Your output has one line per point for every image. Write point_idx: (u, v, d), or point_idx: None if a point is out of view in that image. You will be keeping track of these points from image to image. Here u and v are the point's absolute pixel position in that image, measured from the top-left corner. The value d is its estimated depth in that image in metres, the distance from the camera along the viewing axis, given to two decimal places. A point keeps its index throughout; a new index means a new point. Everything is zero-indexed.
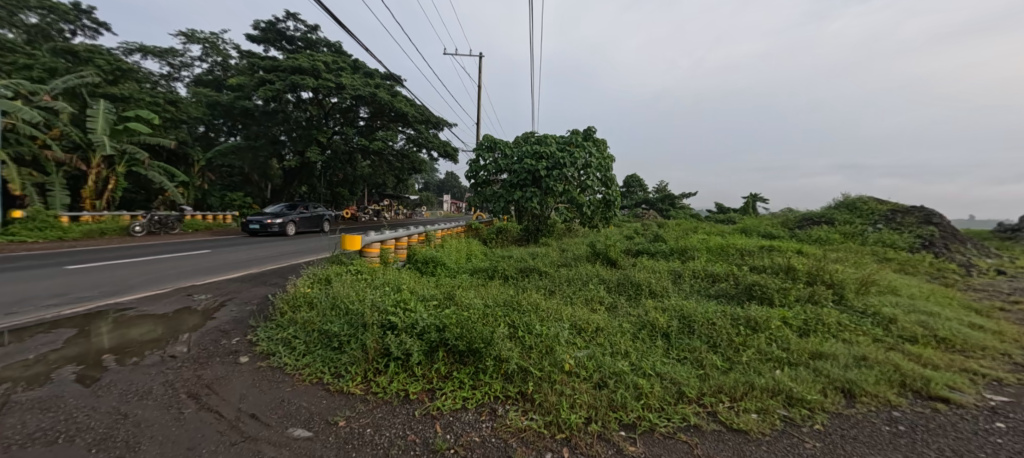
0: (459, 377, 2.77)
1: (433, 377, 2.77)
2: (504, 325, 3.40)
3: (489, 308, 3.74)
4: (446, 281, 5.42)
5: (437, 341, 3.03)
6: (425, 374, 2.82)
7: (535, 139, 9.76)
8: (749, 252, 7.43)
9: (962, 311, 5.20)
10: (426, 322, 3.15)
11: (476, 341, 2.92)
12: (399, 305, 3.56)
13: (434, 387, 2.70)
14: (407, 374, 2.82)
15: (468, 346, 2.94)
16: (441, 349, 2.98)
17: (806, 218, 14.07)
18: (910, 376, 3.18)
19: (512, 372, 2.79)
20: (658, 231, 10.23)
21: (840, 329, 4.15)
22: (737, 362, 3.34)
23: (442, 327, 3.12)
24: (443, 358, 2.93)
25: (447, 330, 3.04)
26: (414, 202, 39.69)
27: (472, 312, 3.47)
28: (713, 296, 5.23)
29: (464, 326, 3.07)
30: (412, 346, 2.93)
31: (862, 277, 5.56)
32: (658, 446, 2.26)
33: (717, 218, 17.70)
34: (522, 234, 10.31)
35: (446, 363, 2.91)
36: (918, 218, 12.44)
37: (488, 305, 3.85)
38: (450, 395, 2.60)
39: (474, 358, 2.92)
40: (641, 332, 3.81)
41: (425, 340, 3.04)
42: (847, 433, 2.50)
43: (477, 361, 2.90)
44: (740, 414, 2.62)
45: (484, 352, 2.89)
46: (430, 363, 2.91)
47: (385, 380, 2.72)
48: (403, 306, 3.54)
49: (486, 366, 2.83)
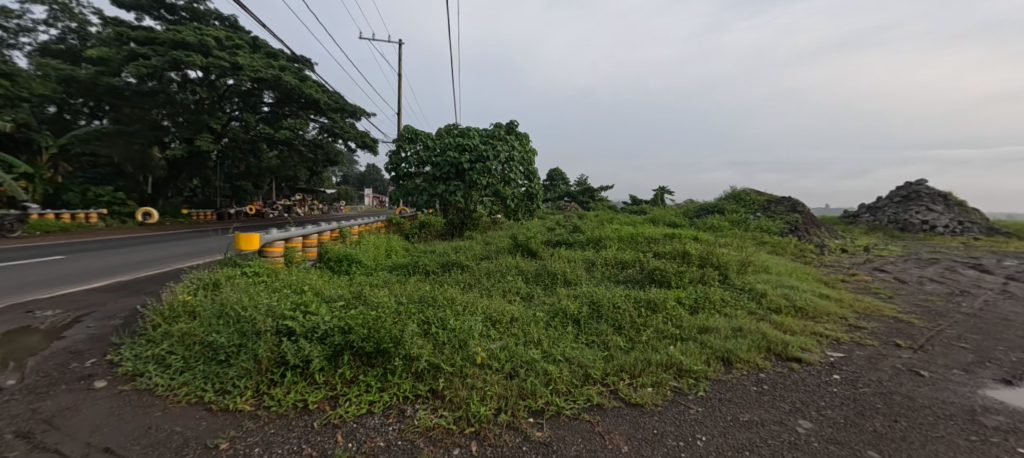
0: (365, 380, 2.64)
1: (338, 383, 2.62)
2: (417, 322, 3.34)
3: (402, 306, 3.63)
4: (360, 279, 5.14)
5: (342, 345, 2.85)
6: (327, 380, 2.65)
7: (458, 132, 9.64)
8: (655, 241, 8.09)
9: (816, 284, 6.21)
10: (329, 325, 2.95)
11: (384, 342, 2.82)
12: (298, 309, 3.29)
13: (338, 393, 2.54)
14: (307, 383, 2.62)
15: (377, 346, 2.83)
16: (346, 353, 2.81)
17: (702, 208, 15.68)
18: (775, 342, 3.71)
19: (423, 370, 2.74)
20: (577, 223, 10.70)
21: (723, 304, 4.72)
22: (638, 341, 3.62)
23: (347, 329, 2.94)
24: (349, 362, 2.78)
25: (353, 332, 2.88)
26: (330, 196, 37.19)
27: (383, 310, 3.34)
28: (621, 281, 5.62)
29: (372, 326, 2.93)
30: (312, 351, 2.73)
31: (743, 259, 6.36)
32: (564, 428, 2.36)
33: (631, 209, 18.94)
34: (445, 228, 10.11)
35: (351, 367, 2.76)
36: (786, 206, 14.54)
37: (401, 303, 3.72)
38: (355, 401, 2.48)
39: (382, 360, 2.81)
40: (554, 320, 3.96)
41: (328, 345, 2.86)
42: (724, 396, 2.85)
43: (386, 362, 2.80)
44: (638, 389, 2.85)
45: (393, 351, 2.80)
46: (334, 369, 2.75)
47: (281, 392, 2.50)
48: (303, 309, 3.28)
49: (395, 366, 2.74)
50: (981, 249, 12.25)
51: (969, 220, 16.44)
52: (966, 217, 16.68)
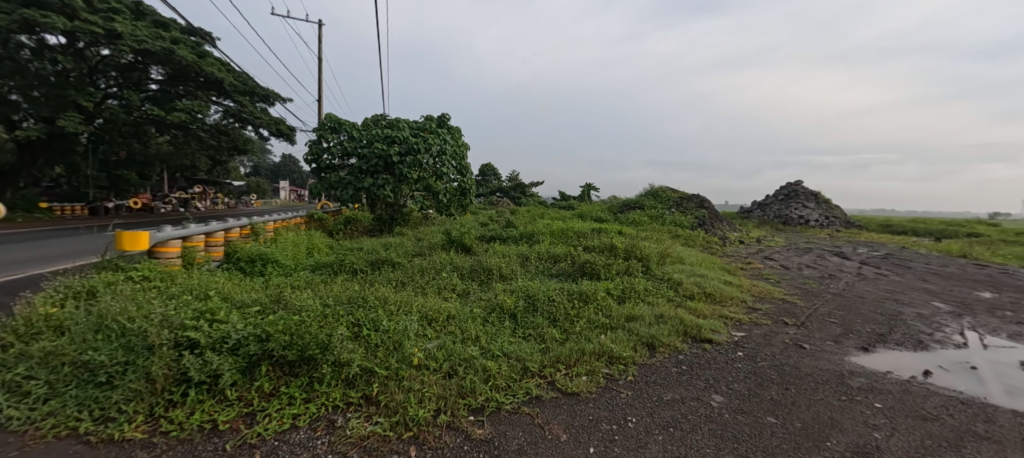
0: (287, 392, 2.42)
1: (253, 398, 2.37)
2: (347, 324, 3.13)
3: (329, 308, 3.38)
4: (274, 280, 4.71)
5: (259, 354, 2.59)
6: (241, 396, 2.39)
7: (386, 123, 9.21)
8: (584, 235, 8.40)
9: (722, 273, 6.87)
10: (242, 334, 2.65)
11: (309, 348, 2.60)
12: (202, 317, 2.92)
13: (254, 409, 2.30)
14: (216, 400, 2.34)
15: (302, 353, 2.60)
16: (264, 363, 2.56)
17: (624, 204, 16.62)
18: (690, 325, 4.04)
19: (354, 376, 2.58)
20: (510, 218, 10.78)
21: (647, 293, 5.04)
22: (572, 332, 3.73)
23: (265, 336, 2.68)
24: (267, 373, 2.53)
25: (272, 339, 2.62)
26: (237, 189, 33.69)
27: (307, 313, 3.09)
28: (554, 275, 5.76)
29: (295, 331, 2.69)
30: (222, 364, 2.43)
31: (662, 251, 6.84)
32: (504, 423, 2.35)
33: (560, 205, 19.52)
34: (374, 224, 9.64)
35: (270, 378, 2.51)
36: (695, 203, 15.94)
37: (327, 305, 3.47)
38: (276, 415, 2.26)
39: (309, 367, 2.60)
40: (491, 315, 3.94)
41: (242, 356, 2.58)
42: (651, 379, 3.03)
43: (313, 370, 2.58)
44: (573, 379, 2.93)
45: (321, 358, 2.59)
46: (249, 382, 2.49)
47: (184, 413, 2.20)
48: (208, 317, 2.92)
49: (322, 374, 2.54)
50: (845, 239, 14.45)
51: (836, 215, 19.31)
52: (833, 213, 19.57)
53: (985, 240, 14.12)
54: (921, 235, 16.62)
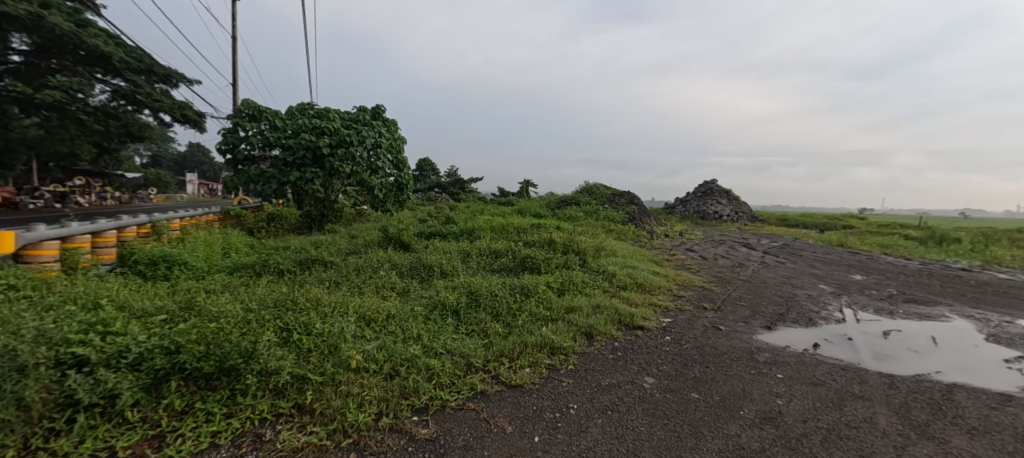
0: (203, 408, 2.28)
1: (161, 418, 2.21)
2: (274, 330, 2.99)
3: (253, 313, 3.20)
4: (186, 284, 4.35)
5: (169, 368, 2.41)
6: (145, 417, 2.22)
7: (315, 112, 8.73)
8: (524, 230, 8.60)
9: (650, 264, 7.36)
10: (145, 347, 2.43)
11: (230, 358, 2.45)
12: (93, 330, 2.61)
13: (163, 430, 2.16)
14: (112, 425, 2.14)
15: (219, 365, 2.45)
16: (175, 378, 2.38)
17: (562, 200, 17.14)
18: (624, 314, 4.33)
19: (283, 385, 2.49)
20: (451, 214, 10.76)
21: (583, 285, 5.31)
22: (514, 326, 3.85)
23: (173, 349, 2.48)
24: (177, 389, 2.36)
25: (185, 351, 2.44)
26: (141, 184, 30.07)
27: (227, 320, 2.90)
28: (496, 270, 5.86)
29: (212, 341, 2.53)
30: (120, 383, 2.22)
31: (597, 245, 7.19)
32: (449, 420, 2.41)
33: (500, 201, 19.68)
34: (302, 220, 9.20)
35: (182, 394, 2.35)
36: (627, 200, 16.85)
37: (250, 311, 3.28)
38: (193, 435, 2.13)
39: (229, 379, 2.45)
40: (433, 313, 3.96)
41: (144, 372, 2.37)
42: (589, 367, 3.22)
43: (235, 382, 2.45)
44: (517, 371, 3.05)
45: (244, 368, 2.46)
46: (155, 400, 2.31)
47: (70, 443, 1.99)
48: (102, 330, 2.63)
49: (248, 385, 2.42)
50: (752, 232, 16.09)
51: (745, 210, 21.44)
52: (742, 208, 21.71)
53: (857, 231, 16.52)
54: (809, 227, 19.04)
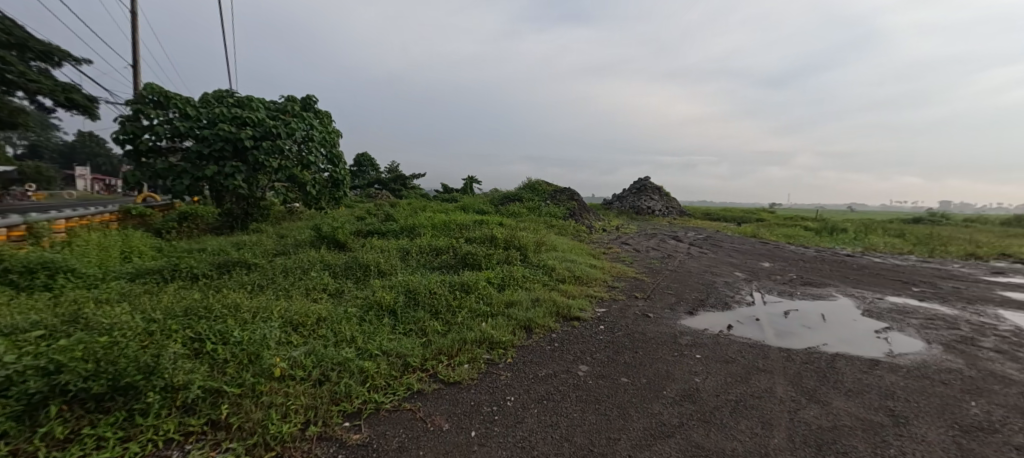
0: (93, 434, 2.02)
1: (39, 449, 1.92)
2: (182, 342, 2.72)
3: (157, 324, 2.89)
4: (77, 294, 3.83)
5: (49, 391, 2.10)
6: (18, 450, 1.92)
7: (234, 102, 7.98)
8: (466, 227, 8.55)
9: (588, 257, 7.66)
10: (16, 369, 2.09)
11: (127, 375, 2.18)
12: None
13: None
14: None
15: (112, 384, 2.17)
16: (56, 402, 2.08)
17: (505, 196, 17.24)
18: (562, 306, 4.47)
19: (194, 401, 2.28)
20: (390, 211, 10.43)
21: (523, 279, 5.40)
22: (454, 323, 3.83)
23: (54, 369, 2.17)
24: (59, 415, 2.07)
25: (69, 372, 2.14)
26: (17, 179, 25.80)
27: (125, 333, 2.59)
28: (436, 268, 5.79)
29: (103, 357, 2.24)
30: None
31: (537, 240, 7.34)
32: (383, 423, 2.35)
33: (442, 197, 19.36)
34: (221, 220, 8.46)
35: (66, 420, 2.07)
36: (567, 196, 17.35)
37: (155, 321, 2.96)
38: None
39: (125, 399, 2.19)
40: (368, 314, 3.83)
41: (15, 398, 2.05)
42: (527, 359, 3.29)
43: (133, 402, 2.19)
44: (455, 368, 3.04)
45: (145, 386, 2.21)
46: (31, 430, 2.00)
47: None
48: None
49: (150, 404, 2.19)
50: (680, 225, 17.26)
51: (674, 206, 22.93)
52: (671, 204, 23.18)
53: (768, 223, 18.33)
54: (728, 220, 20.81)
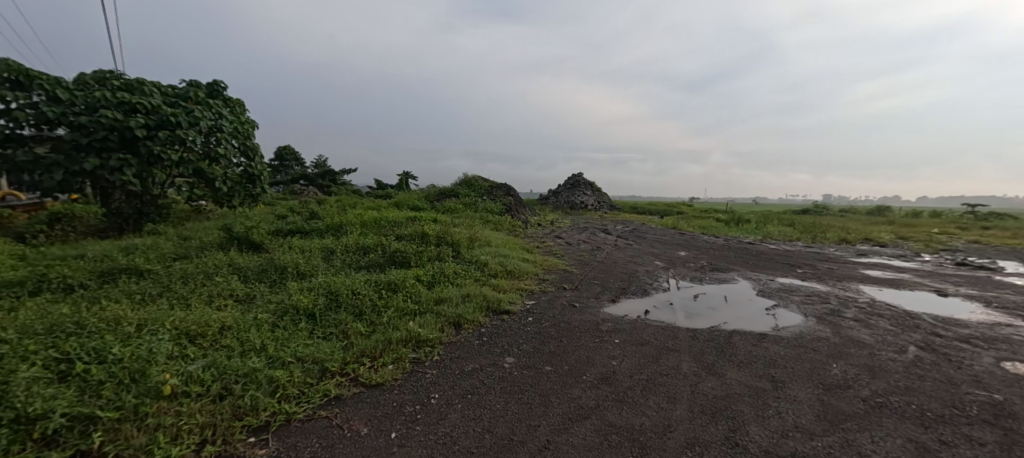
0: None
1: None
2: (42, 364, 2.33)
3: (9, 346, 2.45)
4: None
5: None
6: None
7: (121, 84, 6.84)
8: (398, 224, 8.28)
9: (521, 252, 7.76)
10: None
11: None
12: None
13: None
14: None
15: None
16: None
17: (440, 192, 16.88)
18: (491, 300, 4.49)
19: (56, 432, 1.97)
20: (314, 208, 9.79)
21: (455, 276, 5.34)
22: (379, 323, 3.69)
23: None
24: None
25: None
26: None
27: None
28: (363, 267, 5.54)
29: None
30: None
31: (471, 236, 7.29)
32: (294, 434, 2.21)
33: (375, 194, 18.55)
34: (106, 221, 7.40)
35: None
36: (503, 192, 17.44)
37: (11, 342, 2.51)
38: None
39: None
40: (282, 319, 3.56)
41: None
42: (454, 355, 3.26)
43: None
44: (379, 370, 2.93)
45: None
46: None
47: None
48: None
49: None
50: (610, 219, 18.16)
51: (604, 200, 24.00)
52: (602, 199, 24.26)
53: (686, 216, 19.90)
54: (653, 214, 22.26)
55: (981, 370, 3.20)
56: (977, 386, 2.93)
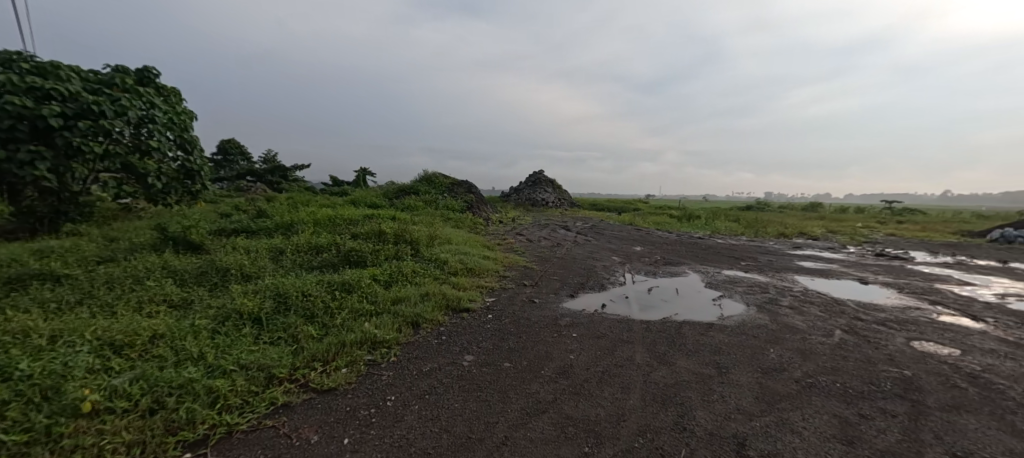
0: None
1: None
2: None
3: None
4: None
5: None
6: None
7: (31, 66, 6.03)
8: (353, 222, 7.98)
9: (482, 249, 7.71)
10: None
11: None
12: None
13: None
14: None
15: None
16: None
17: (399, 189, 16.45)
18: (451, 298, 4.43)
19: None
20: (261, 206, 9.25)
21: (413, 274, 5.22)
22: (332, 325, 3.54)
23: None
24: None
25: None
26: None
27: None
28: (316, 267, 5.30)
29: None
30: None
31: (431, 234, 7.15)
32: (237, 447, 2.08)
33: (329, 191, 17.81)
34: (16, 221, 6.63)
35: None
36: (464, 190, 17.26)
37: None
38: None
39: None
40: (224, 325, 3.33)
41: None
42: (412, 356, 3.19)
43: None
44: (331, 374, 2.81)
45: None
46: None
47: None
48: None
49: None
50: (570, 215, 18.44)
51: (565, 198, 24.34)
52: (563, 196, 24.59)
53: (643, 212, 20.58)
54: (612, 210, 22.82)
55: (896, 350, 3.53)
56: (892, 364, 3.23)
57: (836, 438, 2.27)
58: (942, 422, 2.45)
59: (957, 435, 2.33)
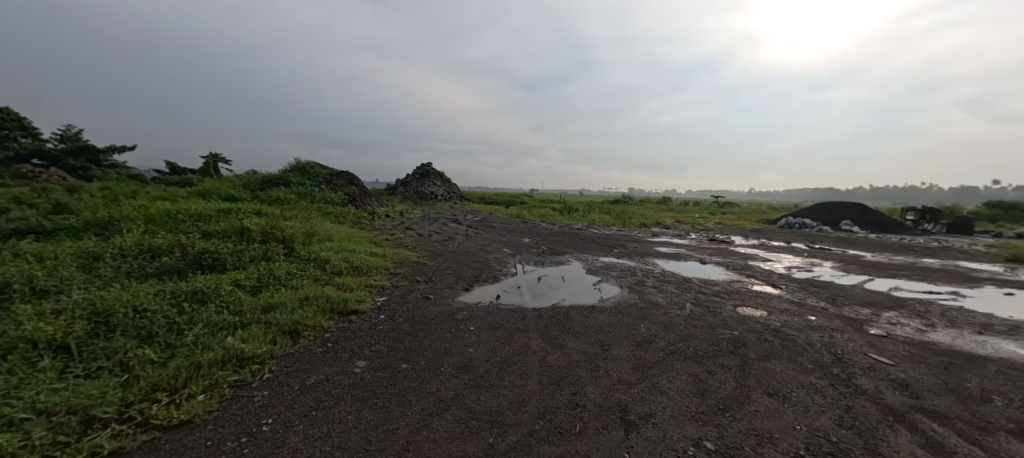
0: None
1: None
2: None
3: None
4: None
5: None
6: None
7: None
8: (206, 218, 6.73)
9: (367, 245, 7.16)
10: None
11: None
12: None
13: None
14: None
15: None
16: None
17: (265, 180, 14.45)
18: (336, 301, 3.98)
19: None
20: (62, 198, 7.18)
21: (289, 277, 4.58)
22: (180, 345, 2.89)
23: None
24: None
25: None
26: None
27: None
28: (156, 275, 4.31)
29: None
30: None
31: (307, 231, 6.38)
32: None
33: (167, 180, 14.76)
34: None
35: None
36: (345, 181, 15.93)
37: None
38: None
39: None
40: (8, 360, 2.48)
41: None
42: (291, 369, 2.77)
43: None
44: (182, 404, 2.28)
45: None
46: None
47: None
48: None
49: None
50: (459, 209, 18.33)
51: (453, 191, 24.11)
52: (452, 189, 24.31)
53: (528, 205, 21.42)
54: (500, 204, 23.30)
55: (724, 316, 4.19)
56: (725, 327, 3.81)
57: (692, 393, 2.57)
58: (760, 368, 2.95)
59: (768, 377, 2.82)
